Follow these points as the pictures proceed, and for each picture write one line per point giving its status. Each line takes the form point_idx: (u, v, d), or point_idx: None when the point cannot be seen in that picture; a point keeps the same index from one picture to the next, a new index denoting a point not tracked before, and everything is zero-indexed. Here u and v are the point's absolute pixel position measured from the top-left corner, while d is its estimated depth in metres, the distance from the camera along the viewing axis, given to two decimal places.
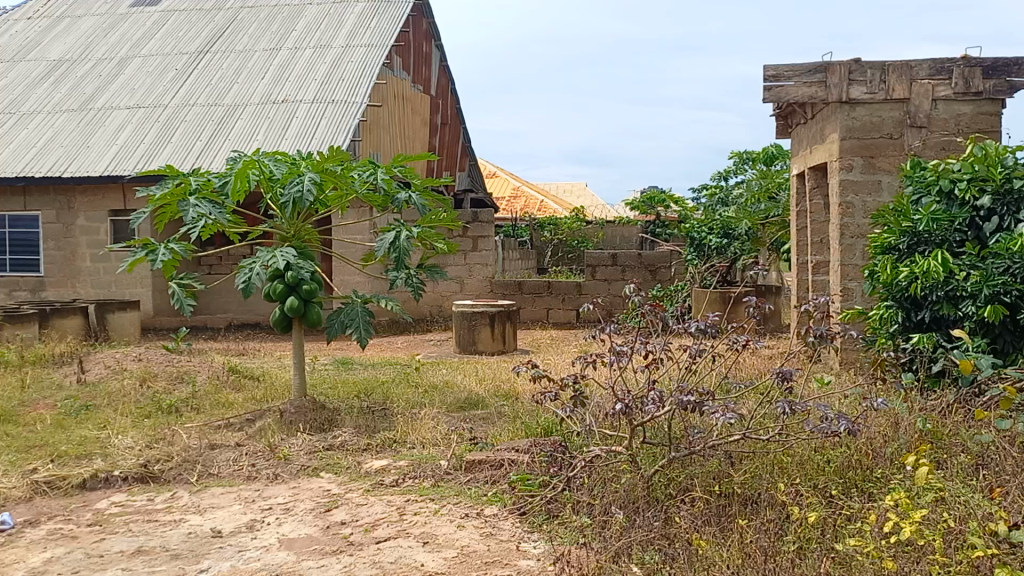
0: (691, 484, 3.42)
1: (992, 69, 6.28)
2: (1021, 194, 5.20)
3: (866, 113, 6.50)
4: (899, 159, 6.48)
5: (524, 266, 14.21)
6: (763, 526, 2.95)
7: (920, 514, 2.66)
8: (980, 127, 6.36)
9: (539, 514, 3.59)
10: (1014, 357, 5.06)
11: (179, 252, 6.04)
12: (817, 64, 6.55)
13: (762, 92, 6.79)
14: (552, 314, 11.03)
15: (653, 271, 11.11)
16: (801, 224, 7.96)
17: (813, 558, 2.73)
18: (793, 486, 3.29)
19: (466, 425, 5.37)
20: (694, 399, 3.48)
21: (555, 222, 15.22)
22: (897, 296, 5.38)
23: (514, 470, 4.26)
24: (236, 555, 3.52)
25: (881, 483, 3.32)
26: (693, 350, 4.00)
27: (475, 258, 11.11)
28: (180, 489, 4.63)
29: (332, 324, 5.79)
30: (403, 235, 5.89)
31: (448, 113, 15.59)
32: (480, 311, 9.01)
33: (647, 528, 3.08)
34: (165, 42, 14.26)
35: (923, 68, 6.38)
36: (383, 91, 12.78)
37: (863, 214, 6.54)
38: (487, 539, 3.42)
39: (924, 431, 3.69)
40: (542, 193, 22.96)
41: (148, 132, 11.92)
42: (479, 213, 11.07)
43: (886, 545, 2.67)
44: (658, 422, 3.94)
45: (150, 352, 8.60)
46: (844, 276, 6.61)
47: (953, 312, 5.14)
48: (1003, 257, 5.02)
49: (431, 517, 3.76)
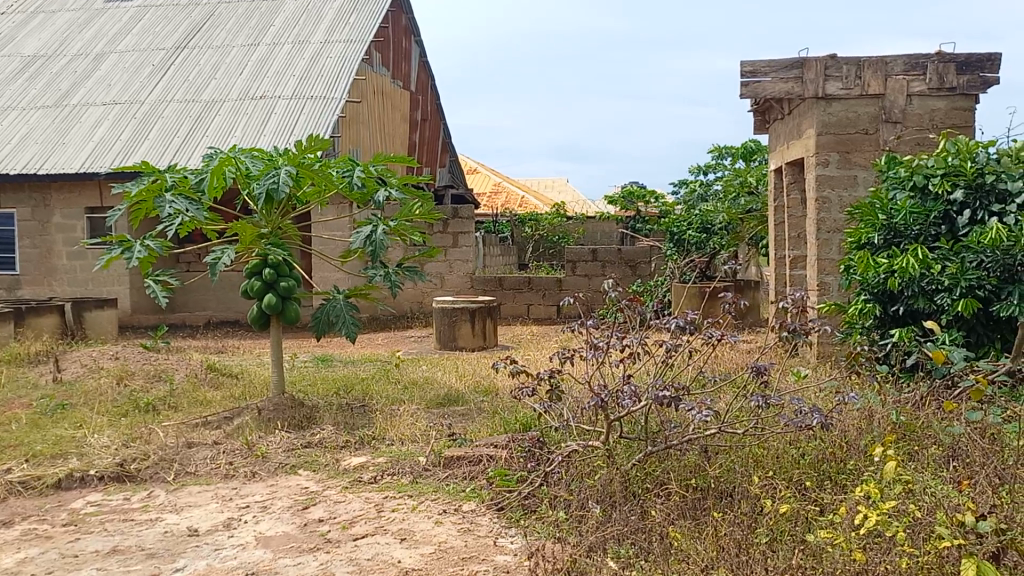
0: (667, 479, 3.45)
1: (966, 65, 6.34)
2: (993, 189, 5.26)
3: (842, 108, 6.54)
4: (874, 154, 6.53)
5: (505, 262, 14.22)
6: (738, 519, 2.98)
7: (890, 506, 2.68)
8: (954, 122, 6.43)
9: (517, 509, 3.60)
10: (987, 350, 5.12)
11: (156, 249, 5.99)
12: (794, 60, 6.60)
13: (739, 88, 6.83)
14: (533, 310, 11.02)
15: (633, 266, 11.18)
16: (779, 219, 8.01)
17: (786, 549, 2.76)
18: (768, 479, 3.32)
19: (446, 421, 5.37)
20: (669, 394, 3.49)
21: (536, 218, 15.20)
22: (873, 290, 5.41)
23: (492, 466, 4.26)
24: (212, 554, 3.51)
25: (855, 475, 3.36)
26: (670, 346, 4.02)
27: (456, 255, 11.10)
28: (157, 488, 4.60)
29: (319, 321, 5.78)
30: (380, 229, 5.87)
31: (428, 109, 15.55)
32: (460, 307, 9.00)
33: (623, 523, 3.10)
34: (142, 37, 14.12)
35: (898, 64, 6.44)
36: (363, 87, 12.73)
37: (839, 209, 6.58)
38: (464, 535, 3.43)
39: (897, 424, 3.73)
40: (523, 189, 22.97)
41: (124, 128, 11.82)
42: (459, 210, 11.05)
43: (857, 537, 2.71)
44: (635, 417, 3.95)
45: (127, 350, 8.52)
46: (821, 271, 6.67)
47: (928, 306, 5.18)
48: (976, 250, 5.08)
49: (409, 514, 3.76)
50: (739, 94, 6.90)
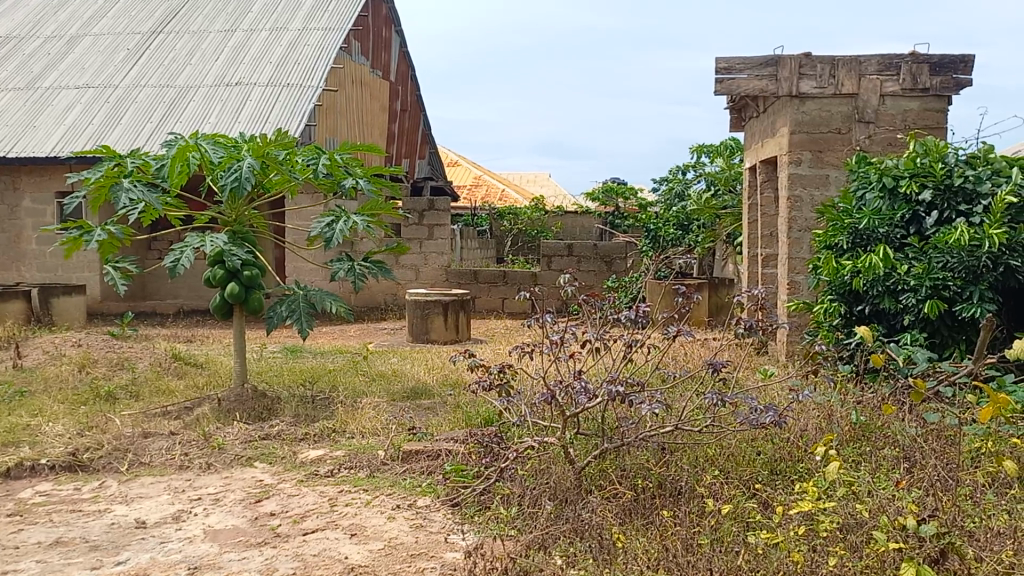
0: (622, 476, 3.43)
1: (939, 66, 6.34)
2: (962, 190, 5.23)
3: (815, 107, 6.51)
4: (846, 154, 6.51)
5: (483, 255, 14.14)
6: (685, 518, 2.97)
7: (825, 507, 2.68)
8: (925, 124, 6.43)
9: (471, 506, 3.56)
10: (951, 352, 5.11)
11: (116, 235, 5.84)
12: (768, 57, 6.56)
13: (714, 85, 6.78)
14: (507, 304, 10.96)
15: (608, 262, 11.03)
16: (752, 217, 7.99)
17: (730, 548, 2.73)
18: (720, 479, 3.31)
19: (409, 414, 5.29)
20: (623, 389, 3.44)
21: (515, 212, 14.96)
22: (839, 290, 5.40)
23: (450, 461, 4.21)
24: (157, 547, 3.43)
25: (805, 475, 3.37)
26: (628, 340, 3.99)
27: (430, 246, 11.01)
28: (109, 478, 4.51)
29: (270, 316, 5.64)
30: (340, 223, 5.75)
31: (408, 99, 15.43)
32: (433, 299, 8.93)
33: (572, 520, 3.07)
34: (118, 20, 13.89)
35: (872, 64, 6.42)
36: (341, 76, 12.59)
37: (810, 208, 6.56)
38: (416, 531, 3.37)
39: (855, 423, 3.74)
40: (505, 183, 22.85)
41: (97, 112, 11.61)
42: (435, 201, 10.90)
43: (795, 541, 2.68)
44: (593, 412, 3.92)
45: (91, 338, 8.36)
46: (791, 270, 6.64)
47: (894, 306, 5.17)
48: (942, 251, 5.05)
49: (362, 509, 3.69)
50: (714, 91, 6.85)
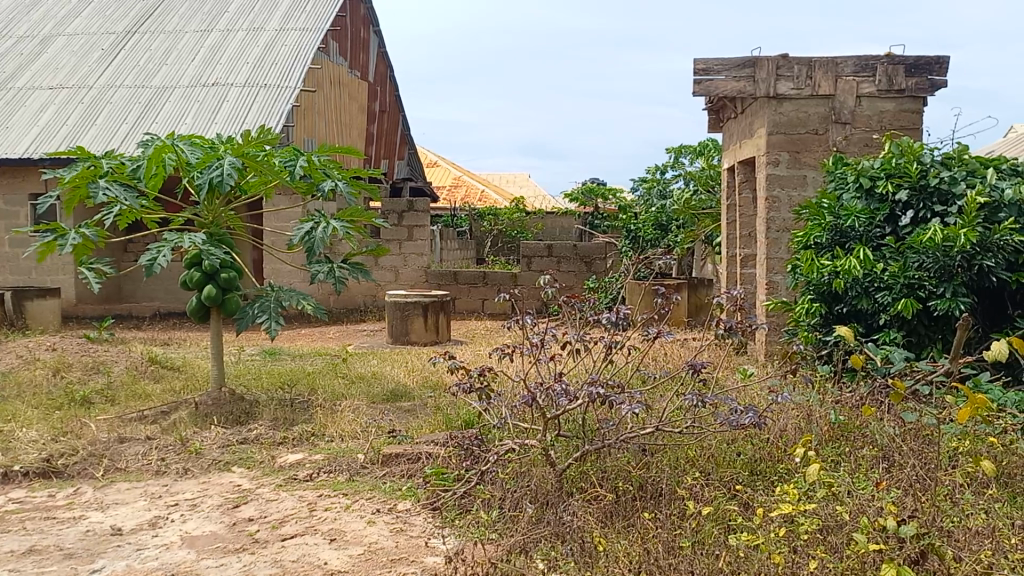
0: (603, 478, 3.43)
1: (914, 67, 6.40)
2: (937, 190, 5.28)
3: (792, 108, 6.55)
4: (823, 155, 6.55)
5: (462, 256, 14.11)
6: (665, 521, 2.97)
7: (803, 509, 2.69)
8: (901, 124, 6.49)
9: (452, 509, 3.54)
10: (928, 351, 5.15)
11: (91, 237, 5.77)
12: (745, 59, 6.59)
13: (692, 86, 6.80)
14: (487, 305, 10.94)
15: (588, 263, 11.04)
16: (730, 218, 8.02)
17: (711, 551, 2.73)
18: (701, 481, 3.31)
19: (388, 417, 5.26)
20: (604, 391, 3.44)
21: (494, 212, 14.94)
22: (817, 290, 5.43)
23: (430, 463, 4.19)
24: (133, 554, 3.38)
25: (785, 476, 3.39)
26: (608, 341, 3.99)
27: (410, 248, 10.97)
28: (84, 484, 4.45)
29: (246, 319, 5.58)
30: (320, 227, 5.71)
31: (387, 100, 15.37)
32: (413, 301, 8.89)
33: (553, 523, 3.06)
34: (92, 20, 13.72)
35: (848, 65, 6.47)
36: (319, 76, 12.51)
37: (788, 208, 6.59)
38: (396, 535, 3.35)
39: (834, 423, 3.76)
40: (485, 183, 22.81)
41: (71, 112, 11.48)
42: (414, 202, 10.86)
43: (775, 542, 2.69)
44: (574, 414, 3.91)
45: (66, 341, 8.25)
46: (770, 269, 6.67)
47: (871, 306, 5.20)
48: (919, 251, 5.08)
49: (341, 513, 3.66)
50: (692, 92, 6.86)
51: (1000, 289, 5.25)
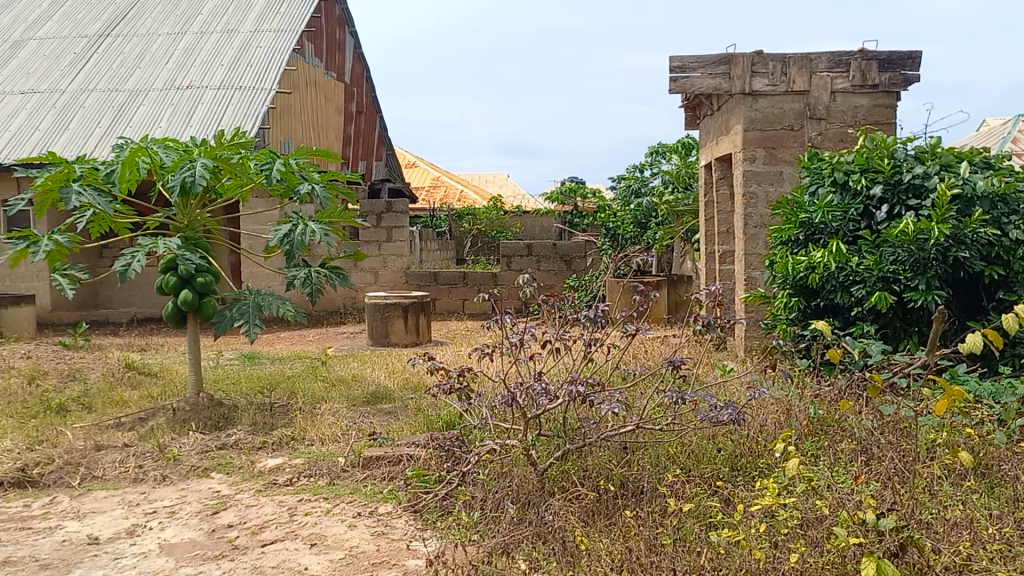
0: (584, 477, 3.42)
1: (888, 62, 6.45)
2: (911, 185, 5.32)
3: (767, 104, 6.58)
4: (799, 150, 6.59)
5: (442, 257, 14.07)
6: (646, 519, 2.96)
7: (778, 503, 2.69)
8: (876, 119, 6.54)
9: (433, 511, 3.52)
10: (904, 344, 5.18)
11: (64, 244, 5.68)
12: (721, 56, 6.60)
13: (668, 84, 6.80)
14: (467, 305, 10.91)
15: (568, 261, 11.04)
16: (708, 214, 8.05)
17: (693, 548, 2.73)
18: (681, 479, 3.31)
19: (369, 420, 5.22)
20: (584, 389, 3.43)
21: (473, 212, 14.91)
22: (794, 284, 5.46)
23: (411, 466, 4.17)
24: (110, 563, 3.34)
25: (765, 471, 3.41)
26: (588, 340, 3.98)
27: (389, 249, 10.93)
28: (60, 493, 4.38)
29: (223, 324, 5.52)
30: (298, 229, 5.67)
31: (364, 101, 15.30)
32: (393, 302, 8.85)
33: (534, 524, 3.05)
34: (64, 24, 13.56)
35: (822, 61, 6.51)
36: (294, 78, 12.43)
37: (765, 204, 6.62)
38: (377, 539, 3.32)
39: (813, 417, 3.78)
40: (463, 183, 22.77)
41: (44, 117, 11.33)
42: (392, 203, 10.82)
43: (756, 538, 2.69)
44: (555, 413, 3.90)
45: (41, 349, 8.14)
46: (748, 266, 6.69)
47: (847, 300, 5.24)
48: (893, 245, 5.12)
49: (322, 517, 3.64)
50: (668, 89, 6.87)
51: (973, 282, 5.30)
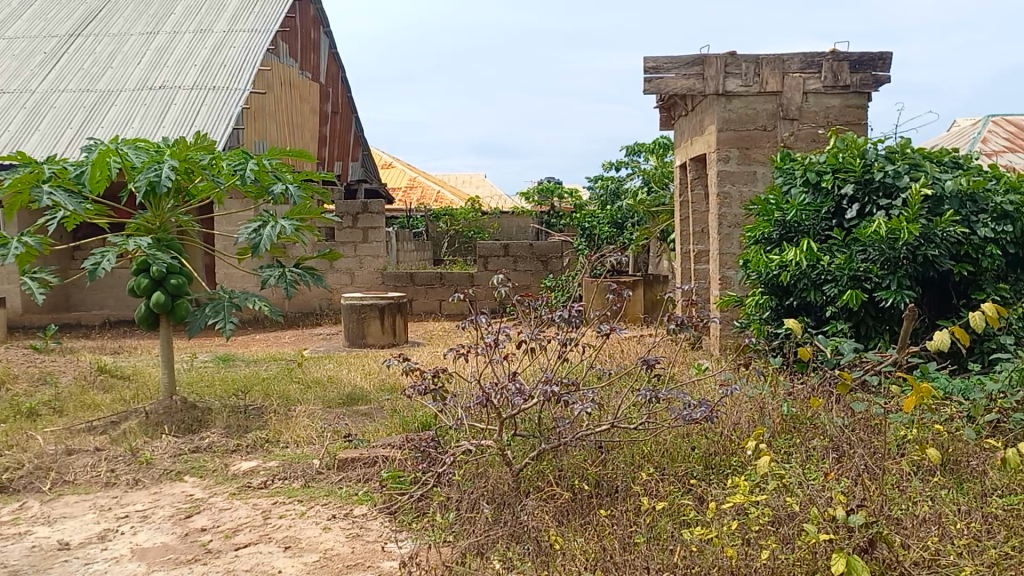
0: (559, 477, 3.43)
1: (858, 63, 6.52)
2: (881, 184, 5.38)
3: (741, 105, 6.62)
4: (772, 150, 6.64)
5: (419, 257, 14.04)
6: (620, 518, 2.97)
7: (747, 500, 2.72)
8: (847, 120, 6.62)
9: (408, 512, 3.51)
10: (875, 341, 5.23)
11: (34, 245, 5.60)
12: (694, 56, 6.63)
13: (643, 84, 6.82)
14: (444, 306, 10.89)
15: (544, 261, 11.04)
16: (683, 214, 8.09)
17: (665, 547, 2.74)
18: (655, 478, 3.33)
19: (345, 421, 5.20)
20: (558, 389, 3.43)
21: (450, 213, 14.89)
22: (767, 283, 5.51)
23: (387, 467, 4.16)
24: (81, 569, 3.30)
25: (737, 468, 3.43)
26: (562, 339, 3.98)
27: (366, 250, 10.88)
28: (30, 498, 4.32)
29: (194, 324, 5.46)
30: (269, 226, 5.63)
31: (339, 101, 15.23)
32: (369, 303, 8.81)
33: (509, 524, 3.05)
34: (33, 23, 13.38)
35: (794, 62, 6.56)
36: (269, 78, 12.35)
37: (739, 204, 6.67)
38: (352, 541, 3.31)
39: (786, 416, 3.82)
40: (440, 184, 22.73)
41: (13, 118, 11.17)
42: (368, 203, 10.77)
43: (728, 536, 2.70)
44: (530, 414, 3.89)
45: (11, 352, 8.02)
46: (722, 265, 6.74)
47: (819, 298, 5.29)
48: (864, 244, 5.17)
49: (296, 520, 3.62)
50: (643, 89, 6.89)
51: (943, 281, 5.35)
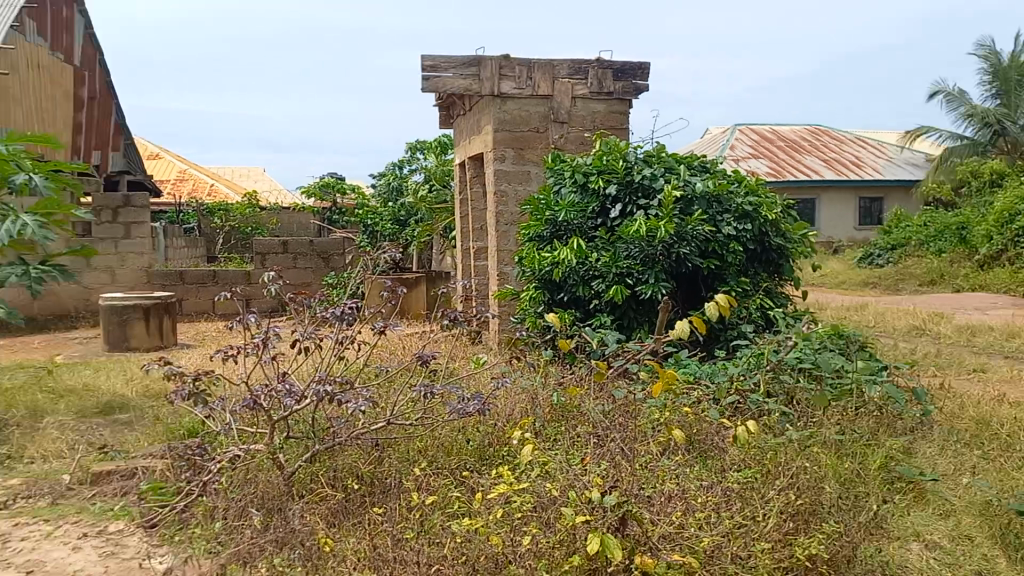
0: (333, 478, 3.39)
1: (621, 72, 6.94)
2: (641, 185, 5.77)
3: (515, 106, 6.83)
4: (544, 152, 6.91)
5: (190, 254, 13.26)
6: (392, 515, 2.99)
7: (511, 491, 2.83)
8: (611, 125, 7.03)
9: (172, 524, 3.32)
10: (637, 332, 5.60)
11: None
12: (470, 57, 6.76)
13: (421, 82, 6.84)
14: (218, 306, 10.37)
15: (325, 258, 10.80)
16: (464, 212, 8.24)
17: (436, 539, 2.79)
18: (427, 473, 3.36)
19: (101, 432, 4.80)
20: (331, 389, 3.37)
21: (225, 208, 14.20)
22: (539, 278, 5.74)
23: (148, 478, 3.89)
24: None
25: (507, 459, 3.55)
26: (337, 338, 3.92)
27: (128, 246, 10.10)
28: None
29: None
30: (9, 220, 5.08)
31: (97, 86, 14.04)
32: (132, 303, 8.20)
33: (277, 529, 2.95)
34: None
35: (563, 68, 6.87)
36: (12, 57, 11.15)
37: (515, 203, 6.88)
38: (105, 560, 3.07)
39: (556, 406, 4.00)
40: (214, 177, 21.60)
41: None
42: (131, 197, 10.02)
43: (494, 525, 2.79)
44: (304, 415, 3.80)
45: None
46: (500, 261, 6.94)
47: (586, 293, 5.58)
48: (626, 242, 5.53)
49: (40, 542, 3.29)
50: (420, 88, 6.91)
51: (693, 275, 5.81)
